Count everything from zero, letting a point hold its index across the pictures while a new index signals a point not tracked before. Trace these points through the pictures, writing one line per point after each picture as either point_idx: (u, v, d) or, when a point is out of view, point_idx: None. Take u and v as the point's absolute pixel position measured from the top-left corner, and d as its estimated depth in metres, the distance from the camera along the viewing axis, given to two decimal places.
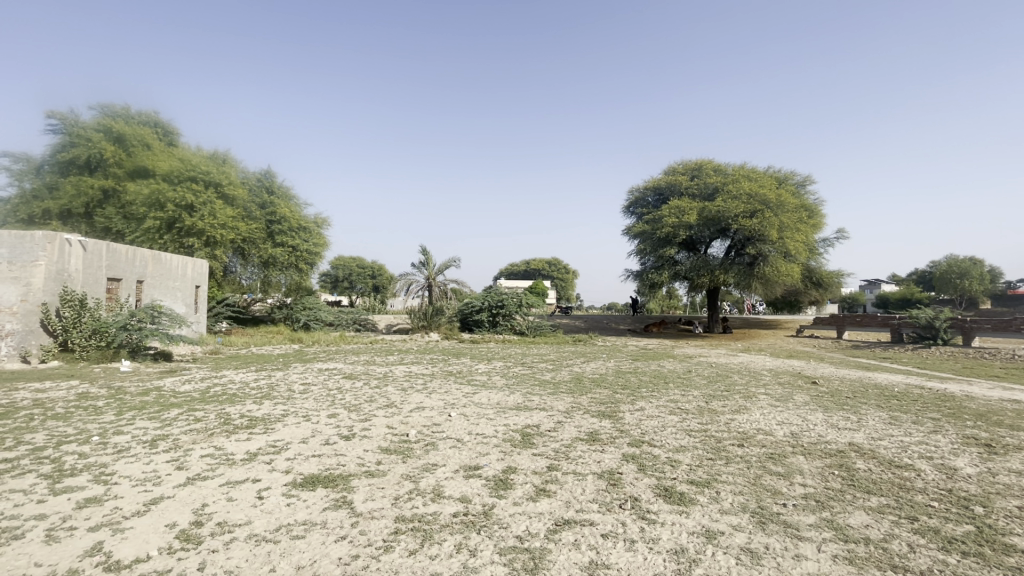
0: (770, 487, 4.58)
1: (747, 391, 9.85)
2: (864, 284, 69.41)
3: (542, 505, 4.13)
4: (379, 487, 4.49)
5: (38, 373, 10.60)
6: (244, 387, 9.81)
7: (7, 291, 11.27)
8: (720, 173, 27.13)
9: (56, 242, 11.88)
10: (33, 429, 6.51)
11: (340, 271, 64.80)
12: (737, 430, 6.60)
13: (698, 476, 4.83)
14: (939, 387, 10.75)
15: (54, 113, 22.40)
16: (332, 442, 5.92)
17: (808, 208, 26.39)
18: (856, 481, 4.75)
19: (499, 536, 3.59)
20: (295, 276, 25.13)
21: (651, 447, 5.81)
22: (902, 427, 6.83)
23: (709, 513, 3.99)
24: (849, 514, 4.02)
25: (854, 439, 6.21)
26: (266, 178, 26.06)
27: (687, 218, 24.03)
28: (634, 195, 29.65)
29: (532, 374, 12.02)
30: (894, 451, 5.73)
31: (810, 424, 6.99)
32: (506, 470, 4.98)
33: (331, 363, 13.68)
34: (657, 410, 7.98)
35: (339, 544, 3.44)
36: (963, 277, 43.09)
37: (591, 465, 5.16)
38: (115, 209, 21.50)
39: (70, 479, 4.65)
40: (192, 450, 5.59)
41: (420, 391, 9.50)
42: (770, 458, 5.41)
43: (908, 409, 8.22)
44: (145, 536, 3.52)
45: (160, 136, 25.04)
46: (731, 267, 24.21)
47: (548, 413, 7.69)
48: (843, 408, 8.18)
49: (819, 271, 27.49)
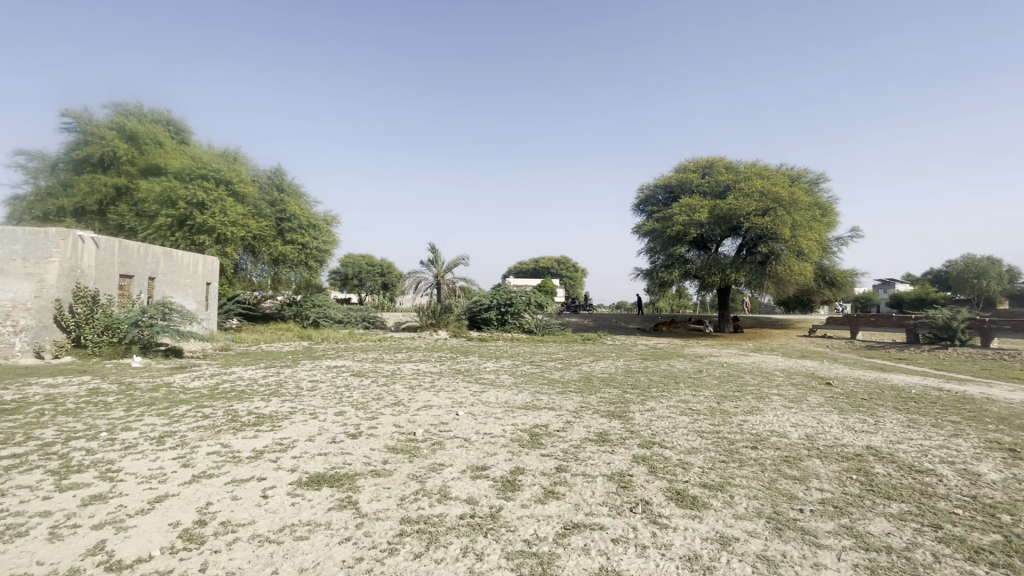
0: (786, 491, 4.45)
1: (760, 391, 9.66)
2: (879, 283, 68.42)
3: (551, 507, 4.03)
4: (386, 487, 4.42)
5: (51, 368, 10.70)
6: (253, 384, 9.83)
7: (22, 287, 11.38)
8: (732, 171, 26.80)
9: (70, 239, 11.98)
10: (43, 424, 6.54)
11: (350, 269, 65.13)
12: (750, 432, 6.45)
13: (712, 479, 4.71)
14: (958, 389, 10.49)
15: (69, 112, 22.65)
16: (339, 440, 5.87)
17: (822, 207, 25.98)
18: (875, 486, 4.60)
19: (507, 540, 3.50)
20: (305, 274, 25.56)
21: (662, 448, 5.68)
22: (921, 431, 6.64)
23: (723, 518, 3.87)
24: (869, 521, 3.88)
25: (872, 443, 6.04)
26: (276, 176, 26.17)
27: (698, 216, 23.75)
28: (644, 194, 29.39)
29: (541, 373, 11.87)
30: (914, 455, 5.56)
31: (826, 426, 6.83)
32: (514, 470, 4.88)
33: (339, 360, 13.58)
34: (668, 410, 7.84)
35: (343, 546, 3.37)
36: (981, 277, 42.21)
37: (602, 466, 5.06)
38: (128, 206, 21.70)
39: (77, 475, 4.65)
40: (199, 447, 5.57)
41: (428, 389, 9.42)
42: (785, 461, 5.28)
43: (926, 412, 8.00)
44: (149, 534, 3.48)
45: (172, 134, 25.27)
46: (742, 266, 23.90)
47: (557, 413, 7.60)
48: (860, 410, 7.99)
49: (832, 270, 27.12)
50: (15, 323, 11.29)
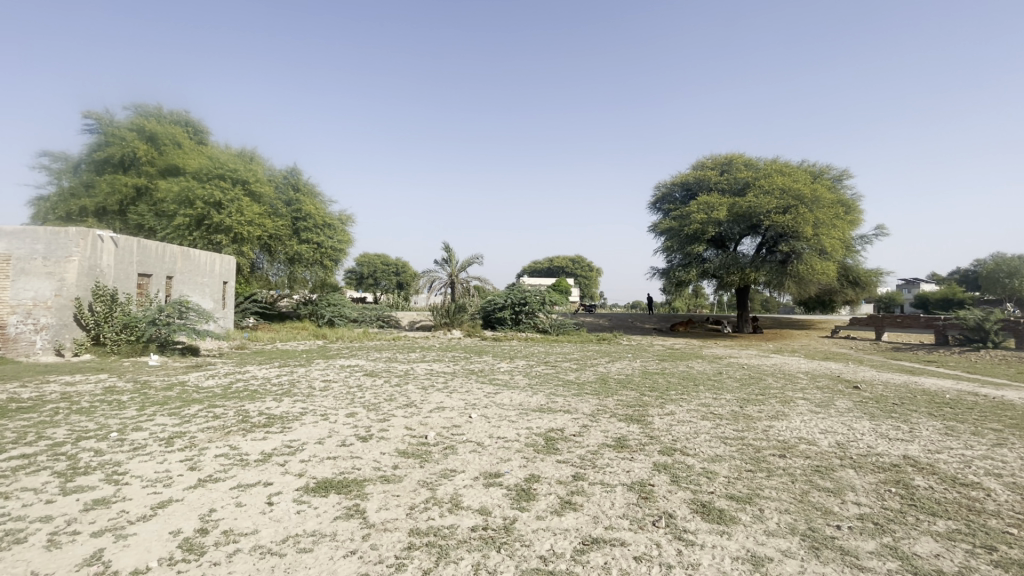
0: (819, 505, 4.15)
1: (784, 394, 9.30)
2: (901, 284, 66.36)
3: (568, 520, 3.80)
4: (395, 494, 4.24)
5: (69, 367, 10.72)
6: (266, 383, 9.77)
7: (43, 286, 11.44)
8: (751, 167, 26.20)
9: (89, 238, 12.05)
10: (56, 423, 6.52)
11: (365, 268, 65.58)
12: (777, 439, 6.14)
13: (739, 491, 4.42)
14: (995, 394, 9.98)
15: (91, 113, 23.01)
16: (349, 443, 5.72)
17: (845, 204, 25.25)
18: (917, 500, 4.27)
19: (522, 556, 3.29)
20: (320, 272, 25.72)
21: (684, 456, 5.41)
22: (962, 439, 6.26)
23: (753, 535, 3.60)
24: (915, 540, 3.58)
25: (909, 452, 5.67)
26: (292, 175, 26.24)
27: (716, 214, 23.25)
28: (661, 191, 28.86)
29: (555, 374, 11.58)
30: (957, 466, 5.19)
31: (857, 433, 6.48)
32: (529, 478, 4.66)
33: (353, 360, 13.44)
34: (688, 414, 7.54)
35: (348, 561, 3.18)
36: (1013, 277, 40.82)
37: (621, 474, 4.81)
38: (148, 206, 21.96)
39: (82, 478, 4.53)
40: (208, 449, 5.45)
41: (441, 390, 9.23)
42: (817, 471, 4.97)
43: (965, 418, 7.57)
44: (148, 544, 3.34)
45: (191, 134, 25.61)
46: (762, 265, 23.34)
47: (573, 416, 7.37)
48: (892, 416, 7.58)
49: (855, 270, 26.35)
50: (35, 321, 11.34)
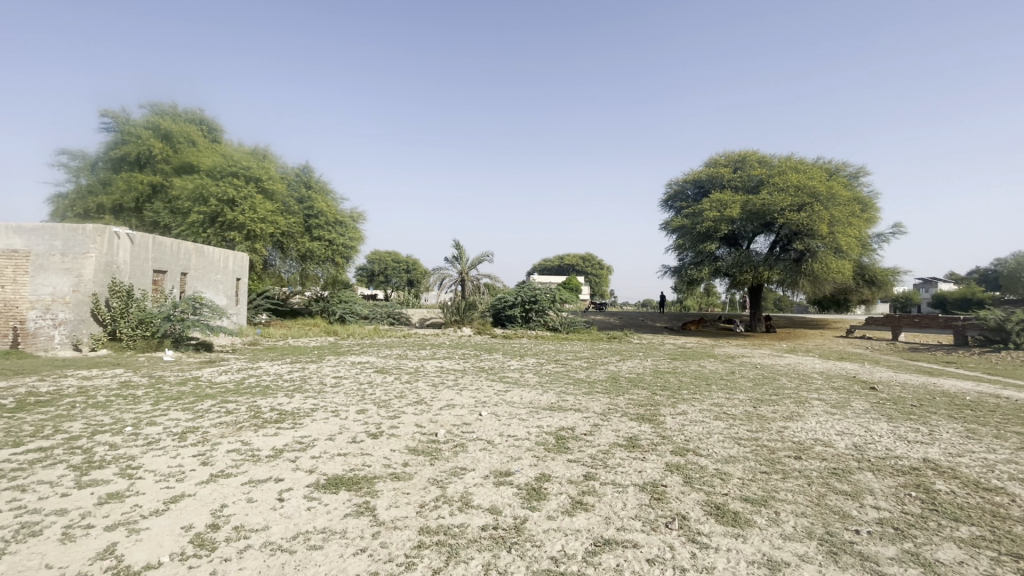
0: (837, 509, 4.06)
1: (799, 395, 9.15)
2: (920, 284, 64.89)
3: (580, 521, 3.75)
4: (405, 492, 4.22)
5: (85, 361, 10.92)
6: (277, 379, 9.84)
7: (61, 282, 11.61)
8: (766, 164, 25.86)
9: (106, 235, 12.14)
10: (73, 417, 6.63)
11: (376, 266, 65.95)
12: (791, 440, 6.02)
13: (754, 493, 4.34)
14: (1018, 396, 9.72)
15: (108, 112, 23.39)
16: (359, 439, 5.71)
17: (861, 202, 24.84)
18: (939, 505, 4.16)
19: (533, 557, 3.25)
20: (332, 270, 26.03)
21: (697, 456, 5.33)
22: (984, 442, 6.09)
23: (769, 538, 3.53)
24: (937, 546, 3.48)
25: (930, 455, 5.53)
26: (304, 173, 26.38)
27: (729, 211, 22.96)
28: (673, 189, 28.61)
29: (566, 373, 11.47)
30: (979, 470, 5.05)
31: (875, 435, 6.34)
32: (539, 477, 4.61)
33: (364, 357, 13.50)
34: (700, 414, 7.43)
35: (358, 558, 3.17)
36: None
37: (633, 474, 4.74)
38: (163, 204, 22.27)
39: (97, 472, 4.59)
40: (220, 444, 5.49)
41: (451, 388, 9.23)
42: (834, 474, 4.86)
43: (986, 421, 7.37)
44: (160, 539, 3.35)
45: (205, 132, 25.92)
46: (776, 264, 23.03)
47: (583, 414, 7.30)
48: (911, 419, 7.40)
49: (872, 268, 25.94)
50: (54, 317, 11.56)
